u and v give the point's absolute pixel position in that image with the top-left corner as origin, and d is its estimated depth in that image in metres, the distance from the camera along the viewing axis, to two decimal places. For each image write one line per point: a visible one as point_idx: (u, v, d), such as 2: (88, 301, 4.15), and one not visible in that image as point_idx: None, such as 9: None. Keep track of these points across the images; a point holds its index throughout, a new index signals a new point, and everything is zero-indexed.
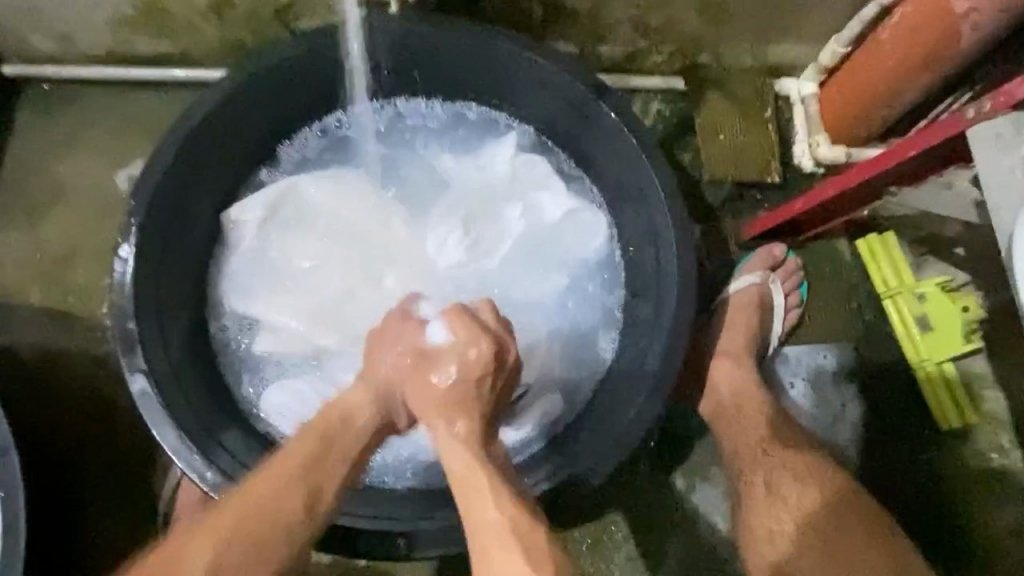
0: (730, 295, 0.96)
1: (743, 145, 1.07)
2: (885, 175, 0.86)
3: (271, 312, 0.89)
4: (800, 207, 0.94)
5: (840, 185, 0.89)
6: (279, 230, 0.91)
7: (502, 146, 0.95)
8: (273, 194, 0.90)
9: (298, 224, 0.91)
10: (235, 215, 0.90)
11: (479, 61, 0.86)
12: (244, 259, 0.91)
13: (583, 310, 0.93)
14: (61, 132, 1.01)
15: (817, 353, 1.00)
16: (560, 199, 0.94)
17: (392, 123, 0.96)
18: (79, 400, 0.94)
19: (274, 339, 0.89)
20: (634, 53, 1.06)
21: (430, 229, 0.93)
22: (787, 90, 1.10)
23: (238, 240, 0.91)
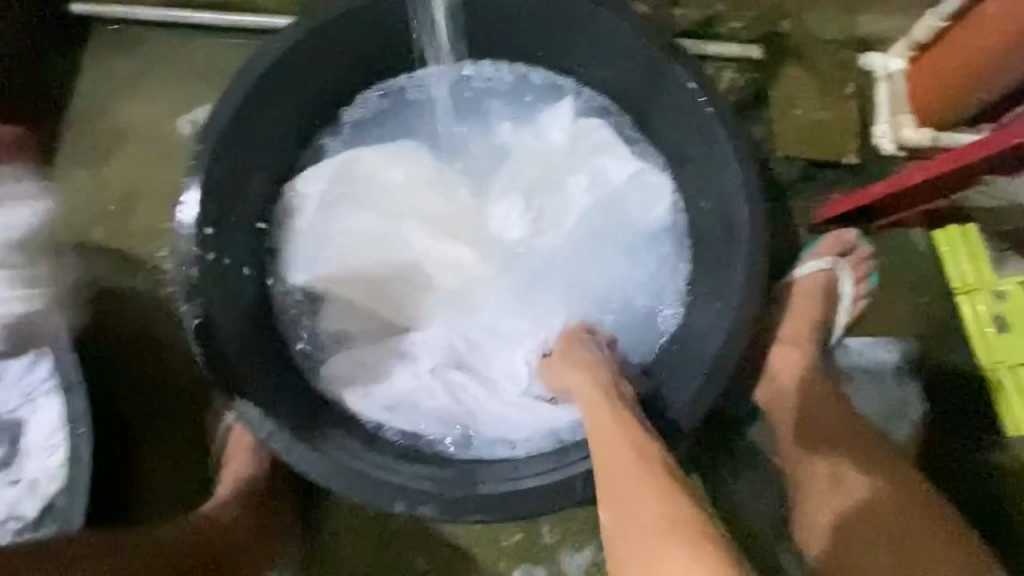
0: (796, 279, 0.92)
1: (821, 122, 1.01)
2: (980, 162, 0.79)
3: (335, 284, 0.88)
4: (878, 193, 0.89)
5: (926, 171, 0.84)
6: (342, 199, 0.90)
7: (565, 116, 0.92)
8: (338, 166, 0.89)
9: (362, 193, 0.90)
10: (298, 186, 0.89)
11: (554, 17, 0.82)
12: (306, 231, 0.89)
13: (647, 290, 0.90)
14: (127, 74, 1.01)
15: (882, 346, 0.96)
16: (626, 170, 0.90)
17: (455, 87, 0.93)
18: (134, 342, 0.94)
19: (339, 313, 0.88)
20: (711, 17, 1.01)
21: (493, 203, 0.91)
22: (873, 66, 1.03)
23: (297, 212, 0.89)
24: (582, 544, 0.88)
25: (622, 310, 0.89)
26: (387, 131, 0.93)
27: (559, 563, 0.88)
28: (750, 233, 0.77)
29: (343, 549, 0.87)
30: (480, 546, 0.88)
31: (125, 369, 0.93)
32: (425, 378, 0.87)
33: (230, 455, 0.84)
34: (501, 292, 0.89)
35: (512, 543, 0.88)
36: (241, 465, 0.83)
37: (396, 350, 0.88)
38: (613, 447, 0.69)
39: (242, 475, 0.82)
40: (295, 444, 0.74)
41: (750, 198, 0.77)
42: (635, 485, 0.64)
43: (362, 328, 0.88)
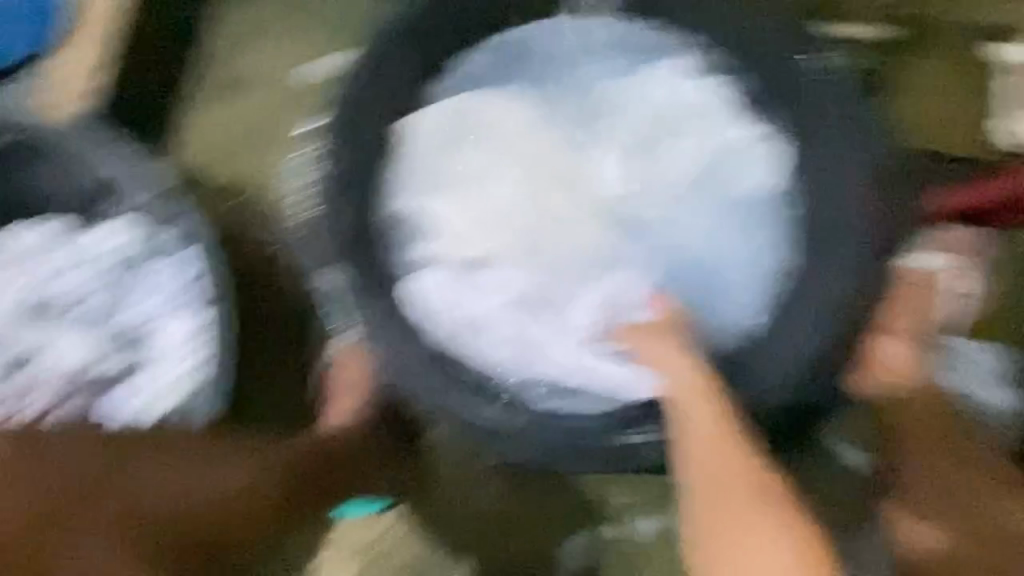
0: (898, 270, 0.91)
1: (939, 111, 0.98)
2: None
3: (437, 219, 0.91)
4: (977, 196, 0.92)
5: (997, 182, 0.93)
6: (448, 143, 0.93)
7: (671, 74, 0.93)
8: (448, 107, 0.92)
9: (468, 139, 0.93)
10: (407, 122, 0.90)
11: None
12: (412, 165, 0.91)
13: (739, 253, 0.91)
14: (257, 25, 1.08)
15: (982, 347, 0.93)
16: (727, 131, 0.92)
17: (569, 45, 0.94)
18: (251, 275, 1.03)
19: (438, 246, 0.91)
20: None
21: (594, 159, 0.94)
22: (1007, 58, 0.98)
23: (409, 144, 0.91)
24: (653, 511, 0.91)
25: (713, 274, 0.90)
26: (500, 83, 0.94)
27: (628, 525, 0.91)
28: None
29: (432, 483, 0.94)
30: (558, 498, 0.92)
31: (245, 298, 1.01)
32: (501, 311, 0.90)
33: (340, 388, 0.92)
34: (601, 241, 0.92)
35: (586, 499, 0.92)
36: (351, 398, 0.90)
37: (479, 279, 0.91)
38: (698, 428, 0.73)
39: (353, 407, 0.90)
40: None
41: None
42: (733, 498, 0.68)
43: (456, 261, 0.91)
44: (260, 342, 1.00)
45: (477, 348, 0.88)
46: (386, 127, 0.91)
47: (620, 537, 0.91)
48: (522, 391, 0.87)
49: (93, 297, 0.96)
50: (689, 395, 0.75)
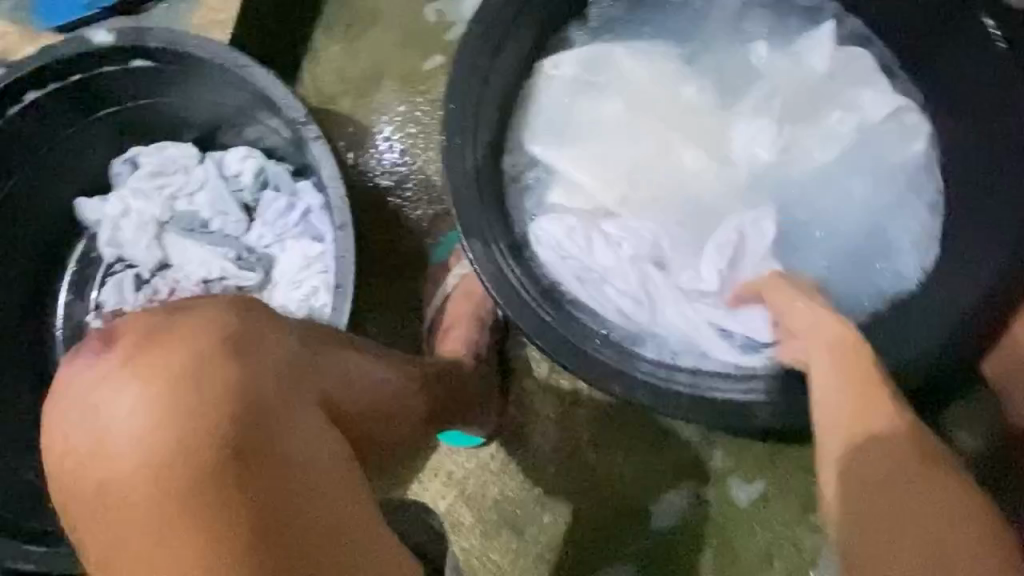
0: None
1: None
2: None
3: (568, 168, 0.91)
4: None
5: None
6: (586, 92, 0.93)
7: (822, 34, 0.89)
8: (590, 56, 0.92)
9: (606, 89, 0.92)
10: (549, 67, 0.92)
11: None
12: (547, 113, 0.93)
13: (883, 226, 0.87)
14: None
15: None
16: (882, 96, 0.87)
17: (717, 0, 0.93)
18: (368, 208, 1.04)
19: (567, 195, 0.91)
20: None
21: (738, 119, 0.89)
22: None
23: (545, 93, 0.93)
24: (753, 477, 0.90)
25: (851, 247, 0.87)
26: (633, 34, 0.94)
27: (727, 489, 0.90)
28: None
29: (534, 423, 0.95)
30: (655, 459, 0.91)
31: (360, 231, 1.04)
32: (627, 264, 0.88)
33: (452, 321, 0.91)
34: (732, 203, 0.89)
35: (688, 456, 0.91)
36: (465, 330, 0.90)
37: (605, 228, 0.89)
38: (849, 388, 0.70)
39: (468, 339, 0.90)
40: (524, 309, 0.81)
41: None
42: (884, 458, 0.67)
43: (584, 210, 0.91)
44: (371, 272, 1.02)
45: (595, 297, 0.87)
46: (518, 65, 0.91)
47: (719, 500, 0.90)
48: (641, 345, 0.85)
49: (218, 218, 1.00)
50: (840, 353, 0.72)
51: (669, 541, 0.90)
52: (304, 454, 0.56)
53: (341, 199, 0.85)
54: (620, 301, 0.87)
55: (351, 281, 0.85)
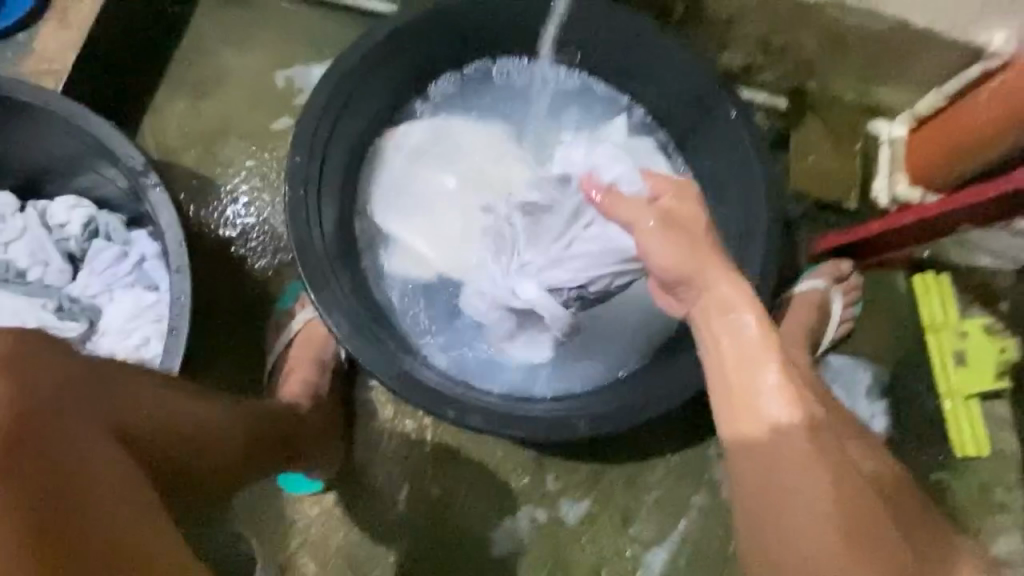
0: (795, 293, 1.07)
1: (829, 169, 1.17)
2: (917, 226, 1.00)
3: (407, 233, 1.00)
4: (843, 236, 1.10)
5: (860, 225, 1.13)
6: (422, 161, 1.03)
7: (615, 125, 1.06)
8: (429, 132, 1.03)
9: (439, 160, 1.03)
10: (397, 135, 1.03)
11: (625, 43, 0.97)
12: (390, 182, 1.02)
13: None
14: (236, 25, 1.12)
15: (858, 365, 1.10)
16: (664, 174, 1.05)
17: (538, 85, 1.06)
18: (210, 260, 1.05)
19: (407, 258, 1.00)
20: (751, 65, 1.18)
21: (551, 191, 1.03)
22: (878, 131, 1.20)
23: (394, 152, 1.03)
24: (579, 495, 0.99)
25: None
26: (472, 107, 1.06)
27: (557, 508, 0.99)
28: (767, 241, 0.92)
29: (376, 460, 0.98)
30: (487, 485, 0.99)
31: (201, 282, 1.04)
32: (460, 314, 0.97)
33: (296, 362, 0.95)
34: None
35: (520, 483, 0.99)
36: (305, 372, 0.93)
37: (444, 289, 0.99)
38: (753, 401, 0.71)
39: (306, 380, 0.93)
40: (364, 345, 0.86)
41: (773, 216, 0.93)
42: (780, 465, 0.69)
43: (421, 273, 1.00)
44: (214, 323, 1.03)
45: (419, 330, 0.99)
46: (362, 130, 1.00)
47: (549, 521, 0.98)
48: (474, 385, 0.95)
49: (38, 268, 0.94)
50: (752, 352, 0.71)
51: (505, 562, 0.97)
52: (104, 481, 0.58)
53: (178, 244, 0.85)
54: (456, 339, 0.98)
55: (186, 326, 0.85)
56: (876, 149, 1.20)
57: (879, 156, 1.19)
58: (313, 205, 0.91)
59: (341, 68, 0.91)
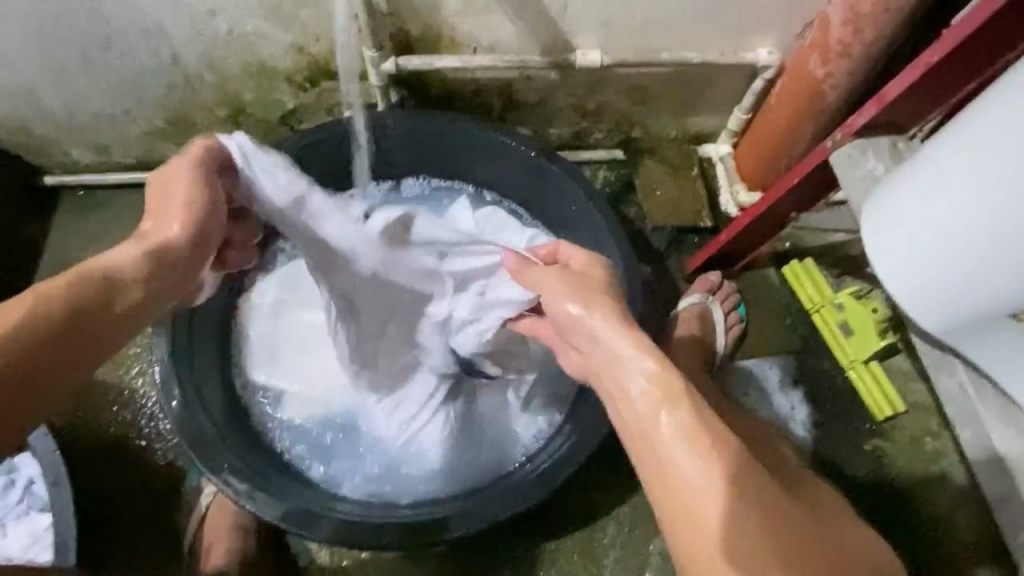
0: (679, 311, 1.14)
1: (677, 198, 1.28)
2: (775, 206, 1.01)
3: (296, 386, 1.02)
4: (763, 203, 1.00)
5: (770, 197, 1.00)
6: (281, 314, 1.05)
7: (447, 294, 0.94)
8: (280, 277, 1.06)
9: (296, 306, 1.05)
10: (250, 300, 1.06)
11: (447, 143, 1.15)
12: (259, 345, 1.04)
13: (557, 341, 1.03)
14: (96, 228, 1.22)
15: (764, 364, 1.16)
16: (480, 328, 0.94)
17: (390, 198, 1.23)
18: (109, 457, 1.02)
19: (301, 406, 1.02)
20: (579, 131, 1.30)
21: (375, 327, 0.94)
22: (708, 153, 1.34)
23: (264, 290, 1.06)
24: None
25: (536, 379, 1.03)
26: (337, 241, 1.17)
27: None
28: (626, 274, 1.07)
29: None
30: None
31: (100, 484, 1.01)
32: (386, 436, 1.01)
33: (212, 537, 0.93)
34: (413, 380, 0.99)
35: None
36: (227, 542, 0.92)
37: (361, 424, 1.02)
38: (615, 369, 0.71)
39: (231, 550, 0.92)
40: (270, 502, 0.87)
41: (623, 263, 1.08)
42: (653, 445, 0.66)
43: (324, 413, 1.02)
44: (124, 521, 1.00)
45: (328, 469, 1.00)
46: None
47: None
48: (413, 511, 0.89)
49: None
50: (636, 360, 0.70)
51: None
52: None
53: (51, 456, 0.88)
54: (362, 467, 1.00)
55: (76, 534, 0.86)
56: (711, 169, 1.34)
57: (663, 198, 1.28)
58: (206, 368, 0.97)
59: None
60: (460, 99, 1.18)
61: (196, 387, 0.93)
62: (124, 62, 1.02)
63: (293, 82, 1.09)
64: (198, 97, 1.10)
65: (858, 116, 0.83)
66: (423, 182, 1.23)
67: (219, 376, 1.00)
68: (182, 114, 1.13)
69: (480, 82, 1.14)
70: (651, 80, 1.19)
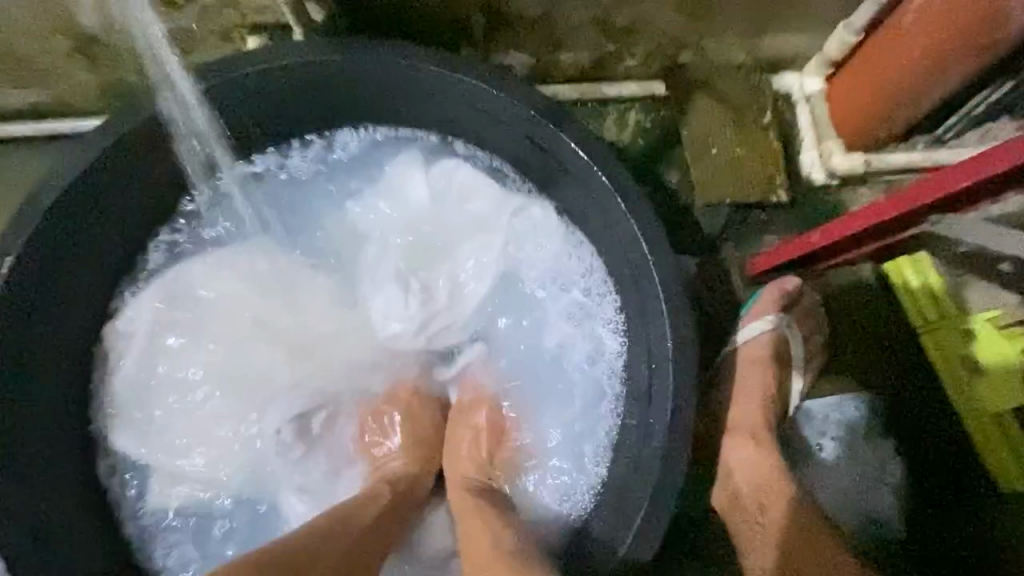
0: (738, 347, 0.83)
1: (740, 160, 0.90)
2: (915, 212, 0.67)
3: (174, 457, 0.80)
4: (892, 208, 0.67)
5: (908, 200, 0.65)
6: (164, 342, 0.81)
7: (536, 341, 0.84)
8: (160, 292, 0.81)
9: (189, 330, 0.81)
10: (121, 325, 0.81)
11: (393, 87, 0.76)
12: (125, 387, 0.81)
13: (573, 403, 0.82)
14: None
15: (845, 404, 0.84)
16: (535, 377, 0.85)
17: (322, 160, 0.86)
18: None
19: (183, 487, 0.80)
20: (602, 58, 0.89)
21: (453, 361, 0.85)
22: (788, 88, 0.93)
23: (143, 306, 0.81)
24: None
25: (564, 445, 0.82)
26: (243, 235, 0.85)
27: None
28: (663, 299, 0.72)
29: None
30: None
31: None
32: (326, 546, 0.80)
33: None
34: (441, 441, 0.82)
35: None
36: None
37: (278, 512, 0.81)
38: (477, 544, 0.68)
39: None
40: None
41: (663, 285, 0.73)
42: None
43: (210, 498, 0.81)
44: None
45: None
46: (83, 312, 0.79)
47: None
48: None
49: None
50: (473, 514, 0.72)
51: None
52: None
53: None
54: None
55: None
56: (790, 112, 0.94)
57: (719, 161, 0.90)
58: (48, 478, 0.74)
59: (40, 259, 0.71)
60: (422, 17, 0.78)
61: (41, 529, 0.71)
62: None
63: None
64: (10, 19, 0.71)
65: None
66: (366, 138, 0.85)
67: (73, 476, 0.77)
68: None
69: None
70: None
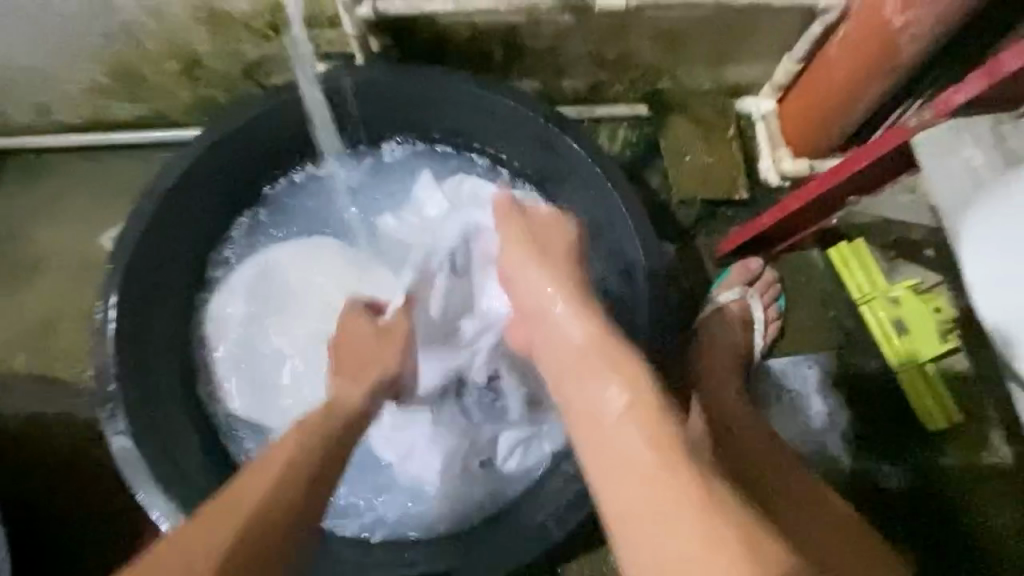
0: (709, 313, 1.00)
1: (709, 165, 1.10)
2: (832, 191, 0.84)
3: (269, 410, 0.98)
4: (815, 188, 0.85)
5: (825, 182, 0.83)
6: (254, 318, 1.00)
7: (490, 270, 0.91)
8: (249, 276, 1.00)
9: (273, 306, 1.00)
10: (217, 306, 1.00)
11: (431, 101, 0.97)
12: (226, 357, 0.99)
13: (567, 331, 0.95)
14: (39, 197, 1.07)
15: (801, 363, 1.02)
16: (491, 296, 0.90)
17: (373, 167, 1.06)
18: (71, 466, 0.97)
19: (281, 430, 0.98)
20: (596, 84, 1.10)
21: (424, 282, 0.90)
22: (748, 109, 1.14)
23: (228, 298, 1.00)
24: None
25: None
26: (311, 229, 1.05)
27: None
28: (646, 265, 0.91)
29: None
30: None
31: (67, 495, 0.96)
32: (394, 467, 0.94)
33: None
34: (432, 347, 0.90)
35: None
36: None
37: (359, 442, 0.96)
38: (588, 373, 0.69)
39: None
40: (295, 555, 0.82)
41: (646, 255, 0.92)
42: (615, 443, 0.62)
43: None
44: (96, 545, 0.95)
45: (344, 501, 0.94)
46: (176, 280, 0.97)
47: None
48: None
49: None
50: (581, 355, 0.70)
51: None
52: None
53: None
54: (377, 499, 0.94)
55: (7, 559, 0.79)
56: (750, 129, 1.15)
57: (691, 165, 1.10)
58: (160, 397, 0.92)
59: (154, 230, 0.90)
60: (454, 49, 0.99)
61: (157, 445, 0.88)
62: (43, 7, 0.84)
63: (253, 30, 0.91)
64: (140, 48, 0.92)
65: (960, 91, 0.65)
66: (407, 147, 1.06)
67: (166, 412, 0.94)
68: (125, 67, 0.96)
69: (479, 29, 0.95)
70: (687, 23, 0.98)
